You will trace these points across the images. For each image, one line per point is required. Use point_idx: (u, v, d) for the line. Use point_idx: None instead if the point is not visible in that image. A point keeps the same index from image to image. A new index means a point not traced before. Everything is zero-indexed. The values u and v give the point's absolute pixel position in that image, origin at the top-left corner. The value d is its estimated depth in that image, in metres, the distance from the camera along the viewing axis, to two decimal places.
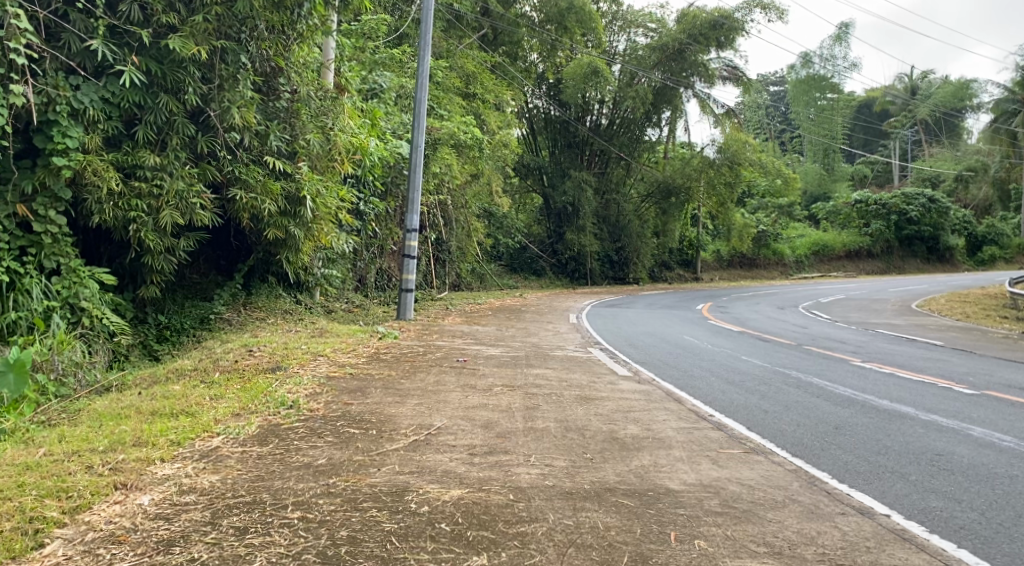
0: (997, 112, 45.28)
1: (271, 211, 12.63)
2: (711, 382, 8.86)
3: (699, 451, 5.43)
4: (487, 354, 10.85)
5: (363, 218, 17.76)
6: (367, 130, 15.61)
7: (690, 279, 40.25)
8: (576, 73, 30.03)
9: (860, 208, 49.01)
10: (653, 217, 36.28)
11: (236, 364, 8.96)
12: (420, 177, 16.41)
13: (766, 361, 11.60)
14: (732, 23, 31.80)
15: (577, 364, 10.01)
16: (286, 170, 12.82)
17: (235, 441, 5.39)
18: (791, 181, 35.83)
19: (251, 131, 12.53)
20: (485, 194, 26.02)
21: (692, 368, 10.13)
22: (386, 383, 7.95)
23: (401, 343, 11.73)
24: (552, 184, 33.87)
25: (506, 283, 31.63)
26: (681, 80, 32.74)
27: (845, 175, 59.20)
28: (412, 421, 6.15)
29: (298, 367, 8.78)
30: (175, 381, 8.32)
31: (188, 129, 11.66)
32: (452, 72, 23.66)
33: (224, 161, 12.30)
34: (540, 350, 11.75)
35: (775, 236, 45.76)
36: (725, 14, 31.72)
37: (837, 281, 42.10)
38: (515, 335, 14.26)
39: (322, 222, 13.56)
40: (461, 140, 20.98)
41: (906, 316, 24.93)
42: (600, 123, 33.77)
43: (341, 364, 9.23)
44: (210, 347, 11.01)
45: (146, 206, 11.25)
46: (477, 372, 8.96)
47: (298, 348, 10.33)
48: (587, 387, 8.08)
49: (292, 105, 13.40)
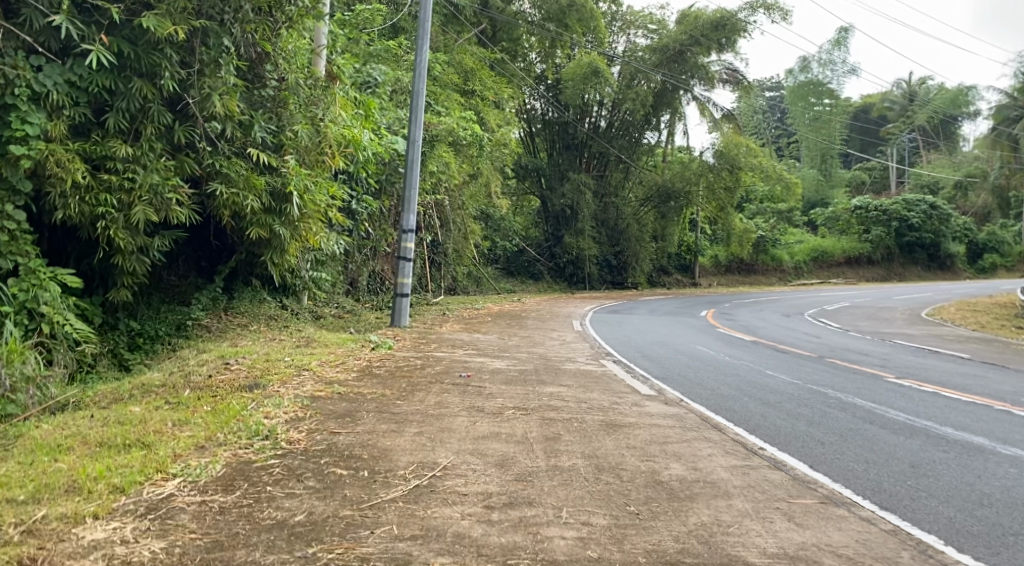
0: (998, 118, 44.40)
1: (255, 208, 11.64)
2: (746, 404, 7.89)
3: (764, 501, 4.45)
4: (491, 367, 9.84)
5: (355, 218, 16.73)
6: (360, 122, 14.54)
7: (689, 285, 39.33)
8: (576, 73, 29.22)
9: (860, 214, 48.23)
10: (651, 221, 35.30)
11: (209, 381, 7.88)
12: (417, 174, 15.39)
13: (794, 377, 10.63)
14: (734, 24, 30.79)
15: (592, 381, 9.00)
16: (272, 164, 11.81)
17: (193, 487, 4.36)
18: (794, 186, 34.92)
19: (234, 121, 11.48)
20: (482, 195, 25.03)
21: (718, 386, 9.13)
22: (381, 405, 6.93)
23: (395, 354, 10.69)
24: (550, 186, 32.95)
25: (503, 287, 30.68)
26: (682, 82, 31.79)
27: (844, 181, 58.50)
28: (411, 457, 5.15)
29: (279, 386, 7.71)
30: (136, 401, 7.23)
31: (164, 117, 10.57)
32: (449, 67, 22.65)
33: (205, 153, 11.24)
34: (548, 362, 10.71)
35: (775, 242, 44.94)
36: (726, 14, 30.75)
37: (838, 288, 41.24)
38: (518, 344, 13.24)
39: (311, 220, 12.52)
40: (459, 138, 19.98)
41: (918, 325, 24.04)
42: (600, 125, 32.67)
43: (328, 381, 8.18)
44: (184, 358, 9.94)
45: (116, 200, 10.20)
46: (483, 390, 7.94)
47: (281, 360, 9.27)
48: (610, 410, 7.06)
49: (279, 93, 12.30)
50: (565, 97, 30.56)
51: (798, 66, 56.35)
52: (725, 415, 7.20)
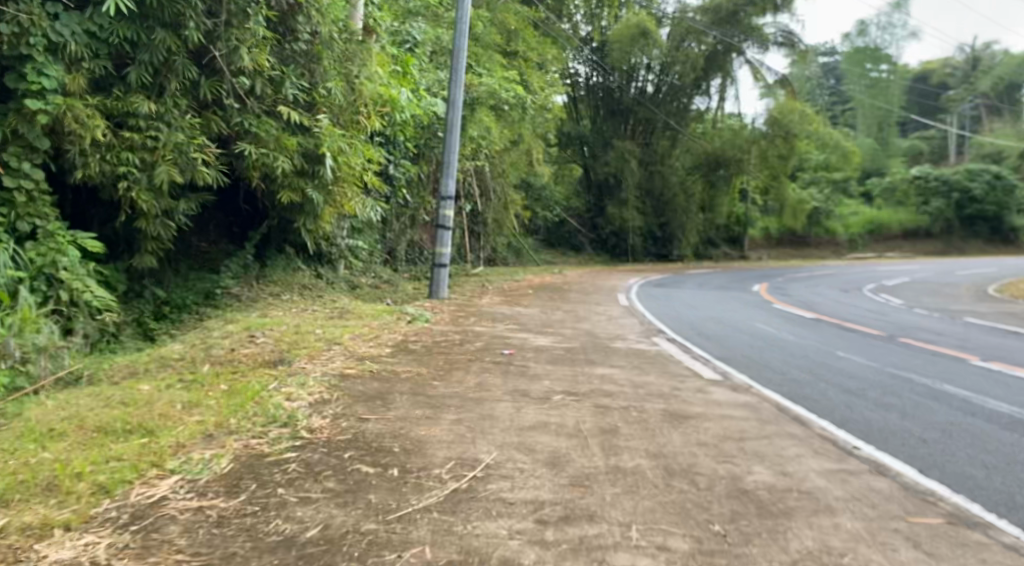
0: None
1: (286, 170, 11.01)
2: (824, 392, 7.03)
3: (878, 520, 3.67)
4: (535, 345, 9.09)
5: (393, 184, 16.04)
6: (397, 81, 13.78)
7: (737, 258, 38.08)
8: (623, 34, 28.55)
9: (919, 184, 46.23)
10: (700, 191, 33.72)
11: (231, 355, 7.31)
12: (458, 138, 14.62)
13: (868, 359, 9.70)
14: None
15: (648, 362, 8.20)
16: (304, 123, 11.12)
17: (190, 488, 3.72)
18: (851, 154, 33.46)
19: (264, 77, 10.83)
20: (524, 163, 24.19)
21: (786, 369, 8.27)
22: (416, 387, 6.24)
23: (434, 329, 10.00)
24: (594, 154, 31.95)
25: (544, 258, 29.90)
26: (733, 45, 30.49)
27: (900, 152, 56.26)
28: (448, 453, 4.43)
29: (307, 361, 7.06)
30: (150, 377, 6.65)
31: (189, 72, 9.93)
32: (492, 27, 21.74)
33: (233, 110, 10.63)
34: (597, 340, 9.94)
35: (828, 214, 43.31)
36: None
37: (894, 262, 39.65)
38: (563, 319, 12.47)
39: (345, 184, 11.87)
40: (502, 100, 19.10)
41: (987, 302, 22.70)
42: (646, 90, 31.43)
43: (360, 356, 7.53)
44: (209, 329, 9.38)
45: (138, 160, 9.64)
46: (528, 371, 7.21)
47: (311, 333, 8.65)
48: (672, 397, 6.28)
49: (313, 48, 11.55)
50: (612, 61, 29.59)
51: (857, 31, 54.92)
52: (804, 405, 6.36)
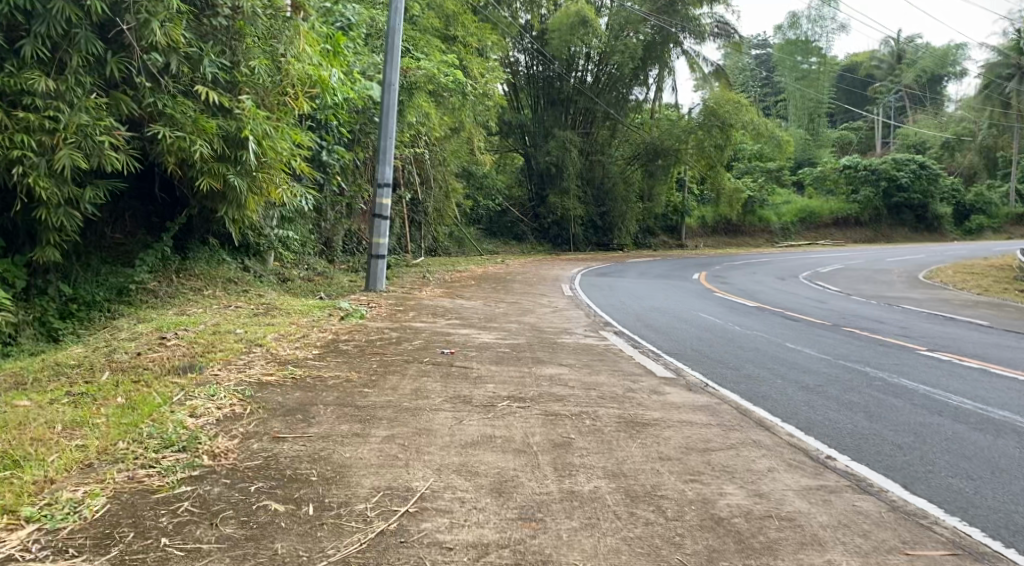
0: (989, 77, 44.56)
1: (205, 154, 10.10)
2: (789, 391, 6.61)
3: (874, 555, 3.23)
4: (478, 342, 8.46)
5: (325, 171, 15.14)
6: (327, 60, 12.87)
7: (675, 247, 38.12)
8: (562, 23, 28.01)
9: (849, 173, 47.03)
10: (639, 180, 33.90)
11: (136, 360, 6.50)
12: (394, 122, 13.87)
13: (822, 351, 9.37)
14: None
15: (599, 359, 7.67)
16: (224, 104, 10.24)
17: (52, 541, 3.21)
18: (787, 144, 33.60)
19: (180, 54, 9.88)
20: (464, 150, 23.44)
21: (744, 366, 7.85)
22: (344, 396, 5.57)
23: (367, 326, 9.27)
24: (534, 143, 31.38)
25: (486, 248, 29.23)
26: (670, 36, 30.10)
27: (831, 141, 57.26)
28: (376, 480, 3.81)
29: (220, 368, 6.29)
30: (36, 389, 5.81)
31: (93, 46, 8.96)
32: (429, 10, 20.92)
33: (144, 90, 9.70)
34: (543, 335, 9.38)
35: (762, 202, 43.72)
36: None
37: (826, 249, 40.28)
38: (507, 312, 11.88)
39: (271, 170, 11.00)
40: (441, 84, 18.31)
41: (921, 289, 22.97)
42: (586, 80, 30.93)
43: (283, 360, 6.81)
44: (116, 329, 8.48)
45: (35, 143, 8.66)
46: (471, 375, 6.58)
47: (231, 334, 7.87)
48: (627, 400, 5.75)
49: (233, 23, 10.58)
50: (552, 49, 29.13)
51: (789, 22, 54.96)
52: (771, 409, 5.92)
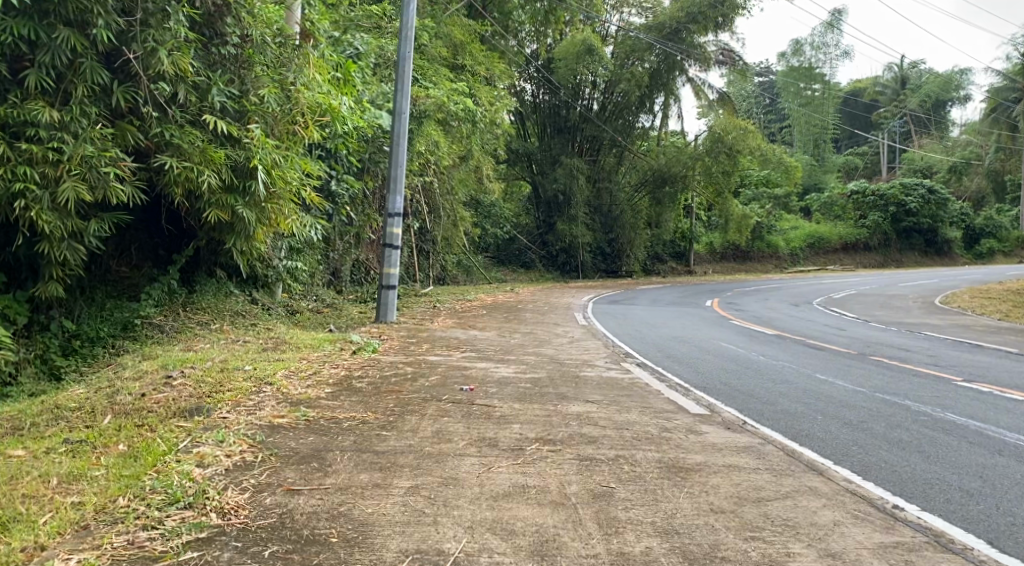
0: (996, 101, 44.42)
1: (213, 185, 9.81)
2: (835, 429, 6.22)
3: None
4: (497, 377, 8.06)
5: (334, 201, 14.85)
6: (337, 88, 12.63)
7: (684, 273, 37.76)
8: (568, 52, 27.85)
9: (857, 199, 46.76)
10: (646, 208, 33.53)
11: (140, 402, 6.13)
12: (405, 150, 13.60)
13: (856, 383, 8.96)
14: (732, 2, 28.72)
15: (627, 395, 7.29)
16: (232, 133, 9.96)
17: None
18: (794, 170, 33.34)
19: (188, 83, 9.68)
20: (472, 179, 23.16)
21: (780, 402, 7.46)
22: (361, 441, 5.19)
23: (381, 360, 8.90)
24: (541, 171, 31.17)
25: (494, 277, 28.92)
26: (676, 63, 29.95)
27: (837, 166, 57.05)
28: (403, 542, 3.56)
29: (229, 410, 5.92)
30: (33, 437, 5.46)
31: (99, 76, 8.75)
32: (437, 39, 20.80)
33: (151, 119, 9.46)
34: (564, 368, 9.00)
35: (770, 228, 43.43)
36: None
37: (836, 275, 39.86)
38: (523, 344, 11.52)
39: (281, 201, 10.69)
40: (450, 112, 18.11)
41: (939, 314, 22.54)
42: (592, 107, 30.83)
43: (294, 400, 6.44)
44: (120, 367, 8.12)
45: (38, 175, 8.39)
46: (494, 413, 6.19)
47: (239, 372, 7.50)
48: (665, 442, 5.38)
49: (242, 51, 10.51)
50: (558, 78, 29.03)
51: (791, 49, 55.16)
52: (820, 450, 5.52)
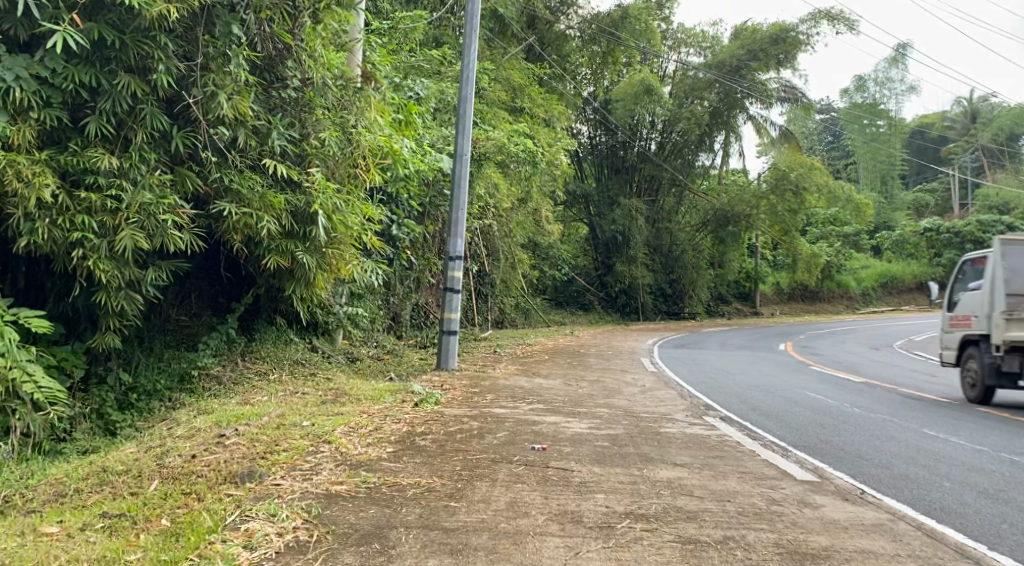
0: None
1: (273, 231, 9.50)
2: (971, 504, 5.45)
3: None
4: (570, 434, 7.39)
5: (395, 245, 14.48)
6: (397, 131, 12.31)
7: (750, 314, 36.51)
8: (626, 91, 27.35)
9: (931, 237, 44.80)
10: (708, 247, 32.55)
11: (190, 466, 5.67)
12: (466, 193, 13.18)
13: (973, 442, 8.07)
14: (794, 39, 28.09)
15: (718, 458, 6.59)
16: (292, 177, 9.68)
17: None
18: (864, 208, 32.10)
19: (247, 127, 9.42)
20: (531, 222, 22.66)
21: (896, 467, 6.66)
22: (427, 514, 4.63)
23: (444, 413, 8.32)
24: (599, 213, 30.53)
25: (553, 320, 28.31)
26: (735, 102, 29.06)
27: (906, 203, 55.10)
28: None
29: (283, 476, 5.40)
30: (76, 508, 5.04)
31: (159, 122, 8.55)
32: (495, 82, 20.54)
33: (211, 165, 9.21)
34: (641, 422, 8.32)
35: (839, 267, 41.85)
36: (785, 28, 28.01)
37: (912, 316, 38.02)
38: (592, 394, 10.86)
39: (342, 246, 10.31)
40: (511, 153, 17.68)
41: None
42: (651, 148, 30.19)
43: (354, 461, 5.91)
44: (173, 424, 7.70)
45: (96, 224, 8.16)
46: (573, 479, 5.55)
47: (296, 429, 7.00)
48: (779, 520, 4.78)
49: (302, 94, 10.23)
50: (616, 118, 28.54)
51: (854, 85, 53.87)
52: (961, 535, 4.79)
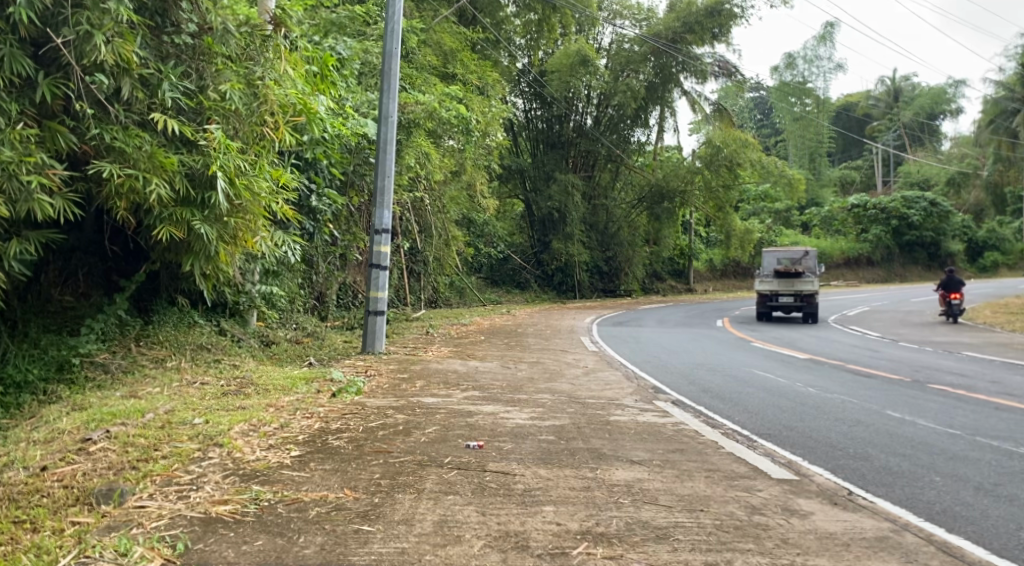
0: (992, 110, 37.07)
1: (164, 197, 8.21)
2: (978, 506, 4.69)
3: None
4: (510, 427, 6.42)
5: (316, 218, 13.23)
6: (314, 87, 11.04)
7: (684, 291, 36.24)
8: (562, 64, 26.51)
9: (857, 213, 45.23)
10: (644, 224, 31.93)
11: (31, 484, 4.48)
12: (392, 159, 12.01)
13: (944, 425, 7.46)
14: (727, 12, 27.31)
15: (681, 452, 5.73)
16: (186, 134, 8.38)
17: None
18: (795, 184, 31.86)
19: (134, 75, 8.06)
20: (465, 196, 21.53)
21: (877, 457, 5.93)
22: (330, 550, 3.62)
23: (366, 405, 7.26)
24: (535, 188, 29.54)
25: (489, 298, 27.34)
26: (670, 77, 28.52)
27: (832, 181, 55.87)
28: None
29: (150, 494, 4.26)
30: None
31: (22, 66, 7.16)
32: (425, 47, 19.29)
33: (89, 119, 7.84)
34: (587, 410, 7.43)
35: (770, 243, 41.95)
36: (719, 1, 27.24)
37: (842, 291, 38.28)
38: (533, 378, 9.93)
39: (249, 215, 9.06)
40: (442, 119, 16.50)
41: (966, 331, 21.02)
42: (586, 123, 29.31)
43: (247, 471, 4.82)
44: (35, 426, 6.40)
45: None
46: (516, 487, 4.58)
47: (182, 430, 5.83)
48: (765, 538, 3.93)
49: (200, 41, 8.88)
50: (551, 91, 27.54)
51: (784, 63, 54.51)
52: (981, 549, 3.99)
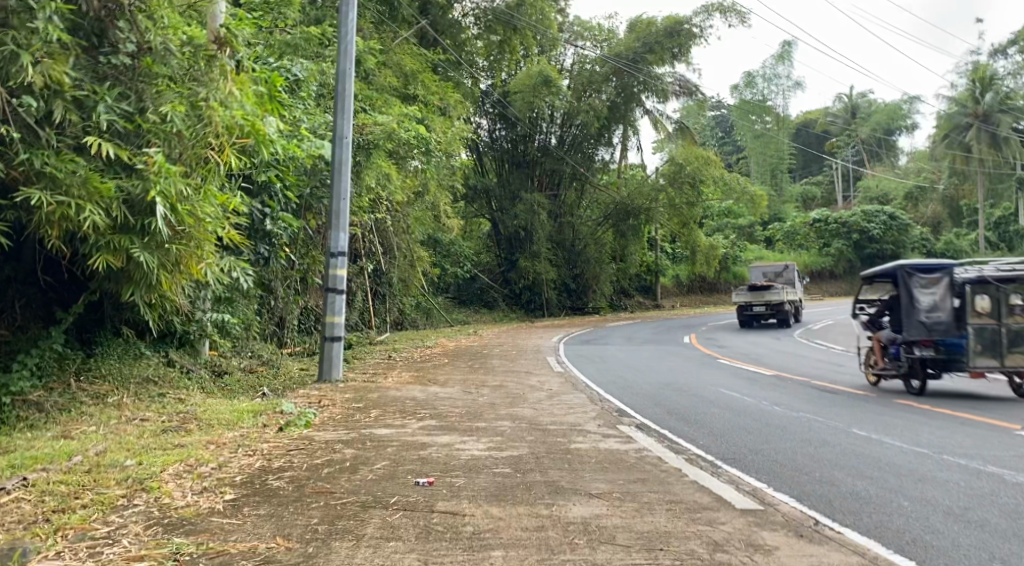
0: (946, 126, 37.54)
1: (100, 224, 7.81)
2: (948, 534, 4.47)
3: None
4: (465, 459, 6.13)
5: (271, 242, 12.84)
6: (265, 108, 10.70)
7: (651, 307, 36.20)
8: (524, 84, 26.35)
9: (820, 228, 45.62)
10: (611, 241, 31.80)
11: None
12: (348, 181, 11.67)
13: (912, 443, 7.29)
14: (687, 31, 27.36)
15: (643, 482, 5.47)
16: (123, 158, 7.99)
17: None
18: (758, 200, 31.95)
19: (66, 98, 7.65)
20: (429, 217, 21.23)
21: (844, 481, 5.72)
22: None
23: (316, 438, 6.91)
24: (501, 208, 29.33)
25: (455, 319, 27.00)
26: (632, 96, 28.51)
27: (795, 196, 56.51)
28: None
29: (60, 553, 3.88)
30: None
31: None
32: (385, 68, 19.01)
33: (17, 143, 7.43)
34: (548, 437, 7.15)
35: (735, 258, 42.15)
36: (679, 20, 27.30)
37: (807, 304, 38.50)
38: (494, 402, 9.65)
39: (192, 240, 8.67)
40: (401, 139, 16.19)
41: None
42: (550, 142, 29.18)
43: (174, 519, 4.46)
44: None
45: None
46: (463, 530, 4.27)
47: (109, 473, 5.43)
48: None
49: (139, 61, 8.50)
50: (514, 111, 27.43)
51: (743, 82, 54.87)
52: None
